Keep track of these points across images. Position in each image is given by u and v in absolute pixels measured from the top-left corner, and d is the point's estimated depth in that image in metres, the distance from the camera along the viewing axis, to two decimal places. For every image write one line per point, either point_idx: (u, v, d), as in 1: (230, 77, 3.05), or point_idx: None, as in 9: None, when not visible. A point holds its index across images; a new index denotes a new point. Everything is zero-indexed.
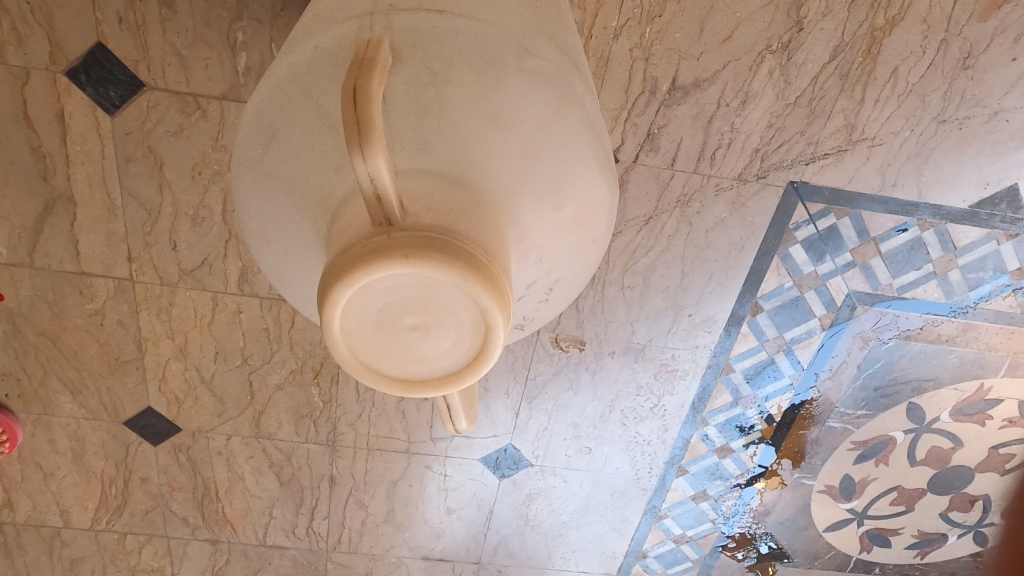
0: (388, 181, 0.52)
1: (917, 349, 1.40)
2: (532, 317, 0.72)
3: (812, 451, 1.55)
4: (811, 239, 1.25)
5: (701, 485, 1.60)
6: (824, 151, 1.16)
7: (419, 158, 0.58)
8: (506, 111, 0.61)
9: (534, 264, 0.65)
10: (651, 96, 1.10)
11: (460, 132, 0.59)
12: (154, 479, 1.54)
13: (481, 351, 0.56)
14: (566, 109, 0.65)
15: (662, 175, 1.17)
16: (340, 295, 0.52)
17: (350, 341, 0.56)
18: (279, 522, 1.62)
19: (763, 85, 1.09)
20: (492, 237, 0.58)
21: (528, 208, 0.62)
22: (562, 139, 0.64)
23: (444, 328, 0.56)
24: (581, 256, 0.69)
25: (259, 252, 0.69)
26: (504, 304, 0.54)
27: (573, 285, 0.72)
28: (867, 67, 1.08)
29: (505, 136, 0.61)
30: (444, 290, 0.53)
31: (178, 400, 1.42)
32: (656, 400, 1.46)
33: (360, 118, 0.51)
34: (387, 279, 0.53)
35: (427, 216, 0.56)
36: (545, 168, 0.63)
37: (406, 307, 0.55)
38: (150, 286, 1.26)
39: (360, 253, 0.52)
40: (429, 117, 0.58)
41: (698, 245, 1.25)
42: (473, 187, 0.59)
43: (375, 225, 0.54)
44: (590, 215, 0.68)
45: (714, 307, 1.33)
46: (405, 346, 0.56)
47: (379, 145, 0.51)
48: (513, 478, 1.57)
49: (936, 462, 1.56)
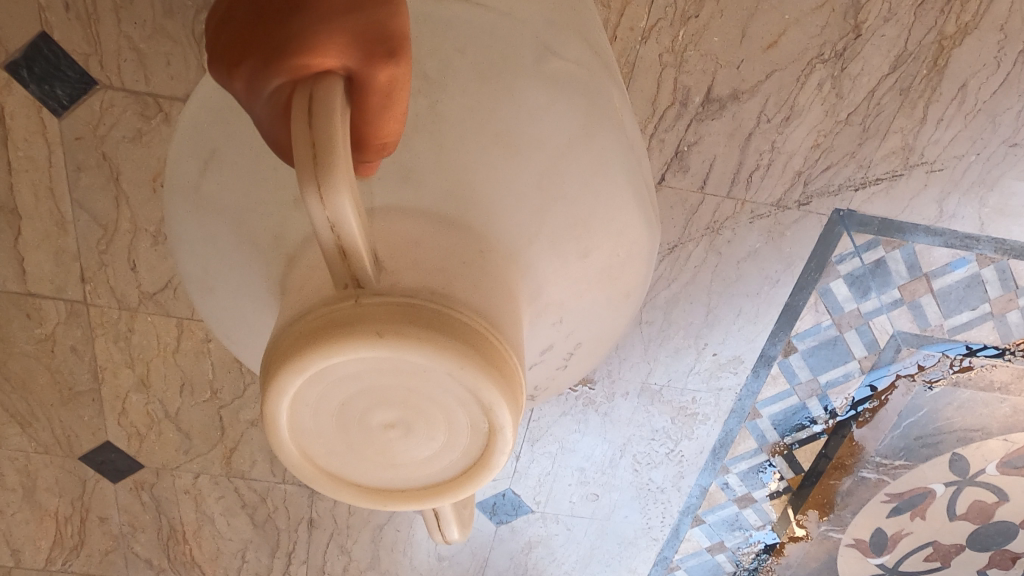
0: (357, 229, 0.39)
1: (966, 396, 1.25)
2: (545, 386, 0.63)
3: (842, 503, 1.40)
4: (856, 273, 1.11)
5: (718, 535, 1.46)
6: (876, 175, 1.02)
7: (405, 190, 0.47)
8: (522, 132, 0.51)
9: (551, 326, 0.56)
10: (681, 108, 0.95)
11: (460, 158, 0.49)
12: (114, 518, 1.39)
13: (480, 456, 0.48)
14: (597, 128, 0.55)
15: (691, 199, 1.03)
16: (287, 386, 0.43)
17: (305, 440, 0.47)
18: (253, 566, 1.48)
19: (811, 99, 0.95)
20: (499, 299, 0.47)
21: (545, 260, 0.52)
22: (591, 168, 0.54)
23: (426, 429, 0.47)
24: (605, 315, 0.61)
25: (199, 299, 0.57)
26: (514, 397, 0.45)
27: (596, 344, 0.63)
28: (931, 82, 0.94)
29: (519, 164, 0.50)
30: (434, 381, 0.44)
31: (141, 434, 1.27)
32: (673, 445, 1.32)
33: (316, 139, 0.37)
34: (351, 365, 0.43)
35: (413, 275, 0.43)
36: (570, 207, 0.53)
37: (376, 403, 0.45)
38: (107, 310, 1.12)
39: (312, 328, 0.42)
40: (417, 134, 0.48)
41: (727, 277, 1.11)
42: (475, 231, 0.48)
43: (338, 287, 0.42)
44: (621, 264, 0.59)
45: (741, 346, 1.19)
46: (376, 449, 0.48)
47: (344, 180, 0.37)
48: (511, 524, 1.42)
49: (977, 517, 1.39)
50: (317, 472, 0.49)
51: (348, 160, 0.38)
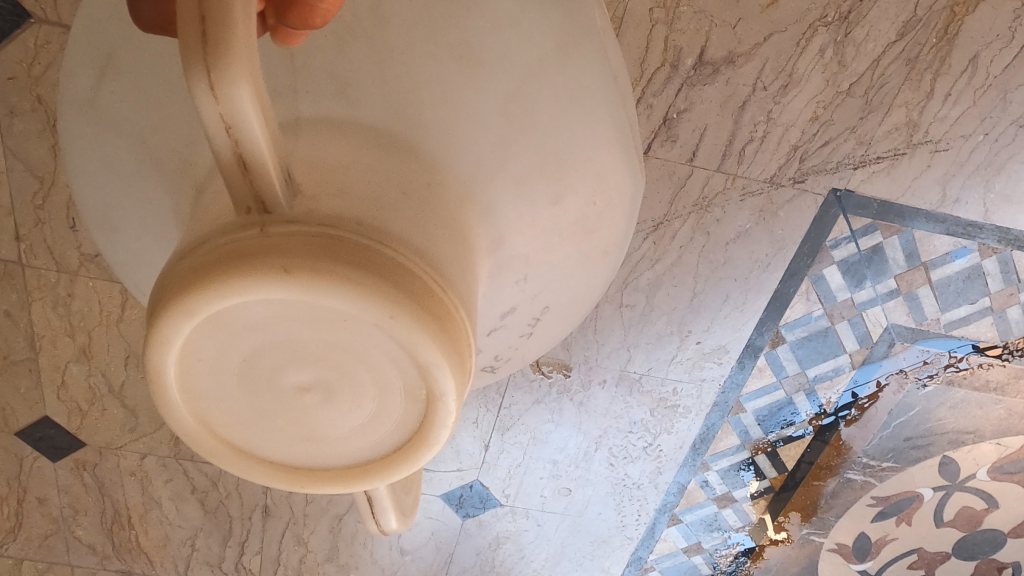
0: (260, 133, 0.32)
1: (960, 396, 1.19)
2: (506, 357, 0.56)
3: (825, 506, 1.34)
4: (851, 259, 1.04)
5: (695, 536, 1.39)
6: (877, 153, 0.95)
7: (338, 106, 0.40)
8: (482, 46, 0.44)
9: (514, 284, 0.49)
10: (672, 71, 0.88)
11: (407, 70, 0.41)
12: (54, 500, 1.29)
13: (416, 431, 0.41)
14: (570, 48, 0.48)
15: (678, 171, 0.96)
16: (174, 333, 0.35)
17: (204, 406, 0.40)
18: (203, 555, 1.39)
19: (812, 66, 0.88)
20: (446, 240, 0.39)
21: (506, 204, 0.45)
22: (563, 95, 0.47)
23: (351, 395, 0.40)
24: (579, 276, 0.53)
25: (105, 237, 0.49)
26: (458, 359, 0.37)
27: (567, 311, 0.56)
28: (941, 52, 0.87)
29: (477, 83, 0.43)
30: (358, 335, 0.36)
31: (82, 410, 1.18)
32: (651, 439, 1.24)
33: (205, 12, 0.30)
34: (256, 309, 0.35)
35: (336, 201, 0.36)
36: (538, 143, 0.45)
37: (288, 360, 0.38)
38: (45, 272, 1.03)
39: (204, 261, 0.34)
40: (356, 39, 0.41)
41: (714, 259, 1.04)
42: (422, 160, 0.41)
43: (240, 213, 0.35)
44: (599, 215, 0.51)
45: (727, 335, 1.12)
46: (290, 419, 0.41)
47: (243, 68, 0.30)
48: (478, 519, 1.35)
49: (965, 525, 1.33)
50: (221, 443, 0.42)
51: (251, 45, 0.31)
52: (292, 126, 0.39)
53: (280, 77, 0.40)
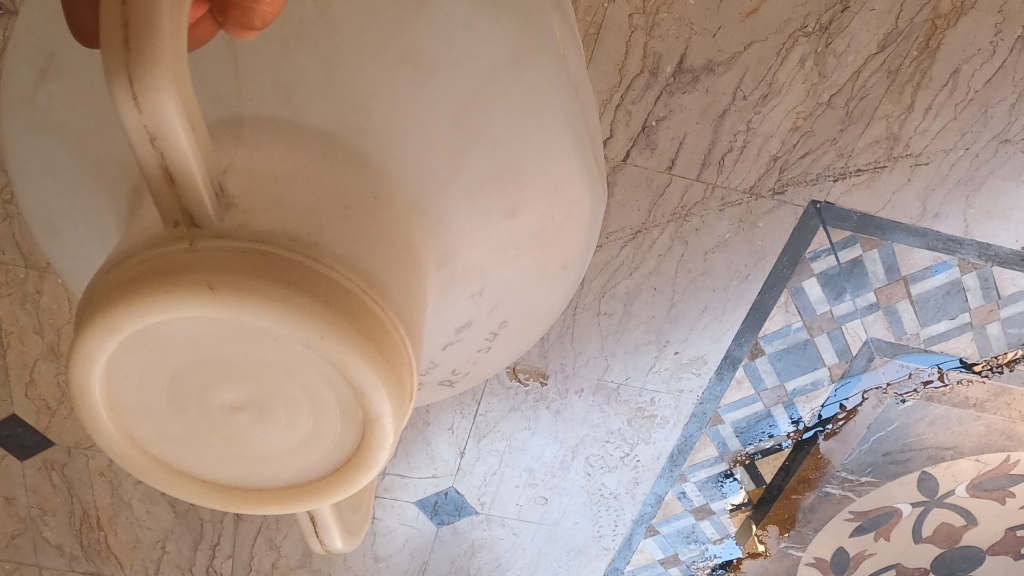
0: (187, 144, 0.30)
1: (939, 411, 1.18)
2: (465, 371, 0.55)
3: (803, 519, 1.32)
4: (830, 272, 1.04)
5: (672, 548, 1.38)
6: (857, 166, 0.94)
7: (282, 114, 0.39)
8: (434, 53, 0.42)
9: (468, 299, 0.48)
10: (651, 78, 0.87)
11: (352, 77, 0.40)
12: (21, 500, 1.27)
13: (355, 452, 0.40)
14: (527, 56, 0.46)
15: (657, 180, 0.95)
16: (96, 350, 0.34)
17: (133, 422, 0.39)
18: (174, 558, 1.37)
19: (792, 76, 0.87)
20: (390, 253, 0.39)
21: (458, 217, 0.44)
22: (518, 105, 0.45)
23: (285, 414, 0.39)
24: (537, 290, 0.52)
25: (49, 240, 0.48)
26: (396, 380, 0.36)
27: (527, 326, 0.55)
28: (922, 64, 0.86)
29: (427, 92, 0.41)
30: (289, 354, 0.35)
31: (50, 409, 1.16)
32: (628, 449, 1.23)
33: (129, 17, 0.29)
34: (182, 326, 0.34)
35: (272, 215, 0.35)
36: (492, 155, 0.44)
37: (218, 378, 0.37)
38: (13, 268, 1.01)
39: (127, 277, 0.33)
40: (301, 43, 0.39)
41: (693, 269, 1.03)
42: (367, 173, 0.40)
43: (167, 226, 0.33)
44: (557, 227, 0.50)
45: (705, 345, 1.11)
46: (223, 436, 0.40)
47: (169, 78, 0.29)
48: (453, 526, 1.33)
49: (943, 540, 1.32)
50: (152, 461, 0.41)
51: (179, 46, 0.30)
52: (233, 136, 0.37)
53: (222, 81, 0.38)
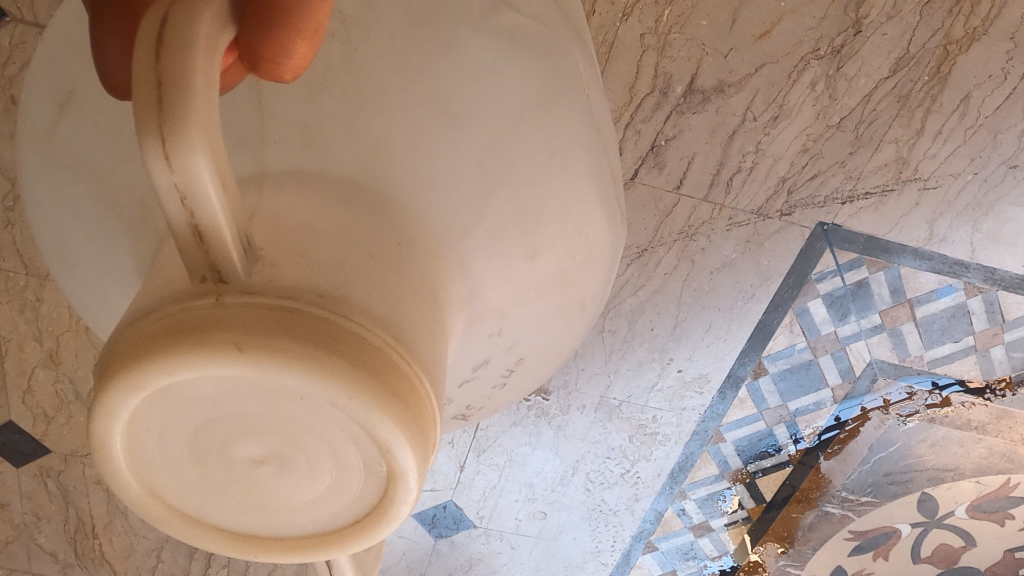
0: (218, 202, 0.30)
1: (941, 433, 1.18)
2: (479, 406, 0.54)
3: (803, 538, 1.32)
4: (836, 293, 1.03)
5: (670, 564, 1.37)
6: (865, 189, 0.94)
7: (308, 159, 0.39)
8: (460, 97, 0.43)
9: (488, 338, 0.47)
10: (661, 98, 0.87)
11: (380, 120, 0.40)
12: (15, 506, 1.26)
13: (376, 506, 0.40)
14: (549, 100, 0.47)
15: (665, 199, 0.95)
16: (119, 404, 0.34)
17: (150, 473, 0.39)
18: (168, 567, 1.36)
19: (803, 98, 0.87)
20: (413, 303, 0.38)
21: (480, 259, 0.43)
22: (542, 149, 0.46)
23: (306, 467, 0.39)
24: (553, 331, 0.51)
25: (71, 270, 0.48)
26: (421, 435, 0.36)
27: (542, 364, 0.54)
28: (932, 90, 0.86)
29: (452, 136, 0.42)
30: (315, 409, 0.35)
31: (47, 416, 1.15)
32: (629, 466, 1.22)
33: (162, 75, 0.29)
34: (206, 383, 0.34)
35: (299, 268, 0.35)
36: (515, 196, 0.44)
37: (240, 433, 0.37)
38: (13, 275, 1.00)
39: (154, 332, 0.33)
40: (326, 88, 0.40)
41: (698, 288, 1.02)
42: (391, 217, 0.39)
43: (194, 281, 0.33)
44: (577, 268, 0.50)
45: (708, 364, 1.10)
46: (242, 489, 0.40)
47: (200, 136, 0.29)
48: (451, 539, 1.32)
49: (941, 561, 1.32)
50: (168, 510, 0.41)
51: (210, 90, 0.29)
52: (256, 180, 0.38)
53: (248, 124, 0.39)
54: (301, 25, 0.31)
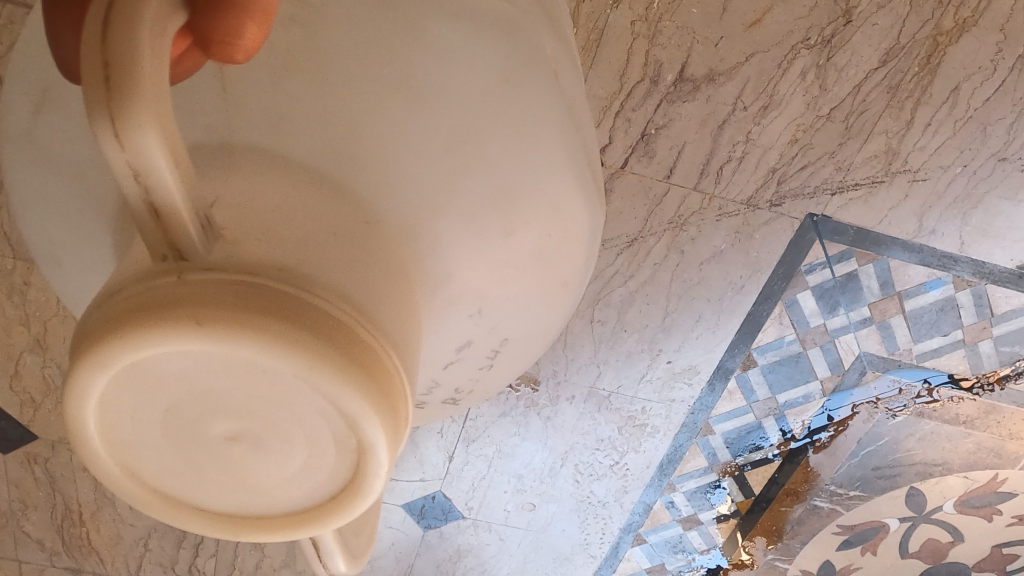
0: (171, 176, 0.31)
1: (929, 428, 1.18)
2: (467, 389, 0.56)
3: (791, 532, 1.32)
4: (825, 285, 1.03)
5: (659, 556, 1.37)
6: (855, 180, 0.94)
7: (275, 145, 0.40)
8: (426, 79, 0.43)
9: (467, 318, 0.49)
10: (651, 86, 0.87)
11: (348, 103, 0.41)
12: (3, 493, 1.25)
13: (349, 481, 0.41)
14: (516, 80, 0.47)
15: (654, 188, 0.95)
16: (88, 384, 0.35)
17: (129, 454, 0.40)
18: (156, 555, 1.36)
19: (793, 88, 0.87)
20: (379, 280, 0.39)
21: (454, 240, 0.45)
22: (510, 130, 0.46)
23: (278, 444, 0.40)
24: (537, 311, 0.54)
25: (60, 244, 0.47)
26: (387, 407, 0.37)
27: (528, 342, 0.56)
28: (922, 81, 0.86)
29: (420, 119, 0.43)
30: (282, 383, 0.36)
31: (35, 402, 1.15)
32: (617, 457, 1.22)
33: (109, 58, 0.30)
34: (173, 360, 0.35)
35: (261, 246, 0.35)
36: (485, 176, 0.45)
37: (211, 412, 0.38)
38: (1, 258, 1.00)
39: (118, 312, 0.34)
40: (292, 74, 0.40)
41: (688, 279, 1.02)
42: (359, 199, 0.41)
43: (155, 260, 0.34)
44: (554, 246, 0.51)
45: (698, 356, 1.10)
46: (218, 467, 0.41)
47: (148, 113, 0.30)
48: (440, 530, 1.32)
49: (929, 556, 1.32)
50: (151, 492, 0.42)
51: None
52: (223, 164, 0.38)
53: (216, 113, 0.40)
54: (251, 6, 0.32)
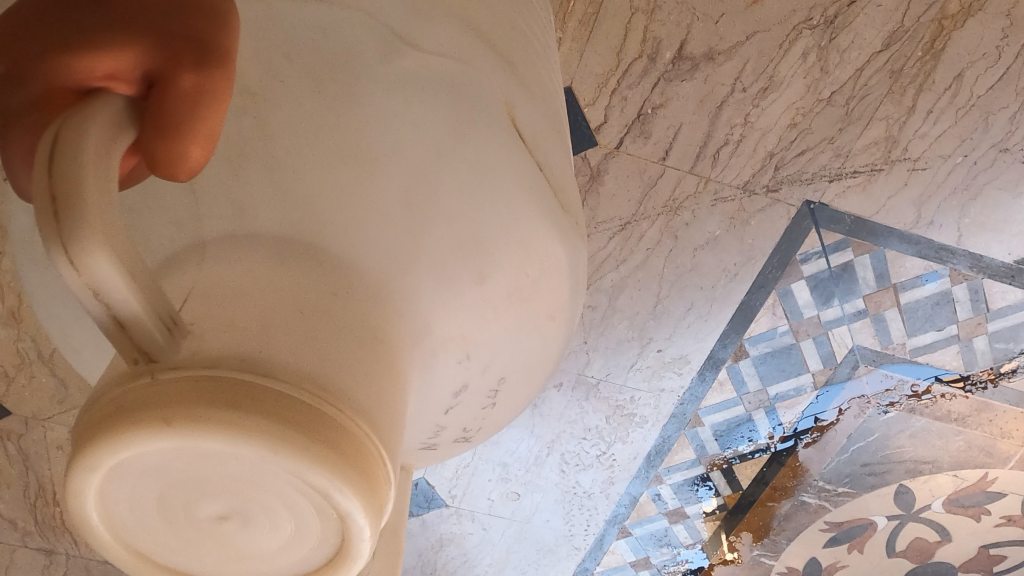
0: (131, 298, 0.29)
1: (920, 424, 1.17)
2: (477, 425, 0.52)
3: (778, 528, 1.30)
4: (820, 275, 1.02)
5: (644, 550, 1.35)
6: (854, 167, 0.92)
7: (237, 225, 0.37)
8: (371, 144, 0.39)
9: (456, 364, 0.45)
10: (649, 63, 0.85)
11: (292, 182, 0.38)
12: None
13: (341, 543, 0.36)
14: (471, 128, 0.43)
15: (649, 170, 0.92)
16: (84, 485, 0.33)
17: (134, 539, 0.38)
18: None
19: (793, 70, 0.85)
20: (344, 355, 0.36)
21: (426, 297, 0.41)
22: (468, 177, 0.42)
23: (266, 517, 0.36)
24: (533, 342, 0.49)
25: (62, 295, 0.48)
26: (356, 472, 0.33)
27: (532, 374, 0.51)
28: (925, 66, 0.85)
29: (371, 185, 0.39)
30: (250, 467, 0.32)
31: (8, 376, 1.11)
32: (605, 448, 1.20)
33: (58, 190, 0.27)
34: (151, 458, 0.32)
35: (224, 336, 0.33)
36: (451, 228, 0.41)
37: (195, 493, 0.35)
38: None
39: (96, 420, 0.32)
40: (246, 160, 0.37)
41: (681, 265, 1.00)
42: (323, 268, 0.37)
43: (128, 363, 0.31)
44: (535, 282, 0.46)
45: (688, 345, 1.08)
46: (217, 542, 0.37)
47: (102, 240, 0.27)
48: (422, 518, 1.30)
49: (916, 556, 1.31)
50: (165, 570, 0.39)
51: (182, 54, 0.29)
52: (194, 257, 0.37)
53: (181, 204, 0.37)
54: (201, 135, 0.29)
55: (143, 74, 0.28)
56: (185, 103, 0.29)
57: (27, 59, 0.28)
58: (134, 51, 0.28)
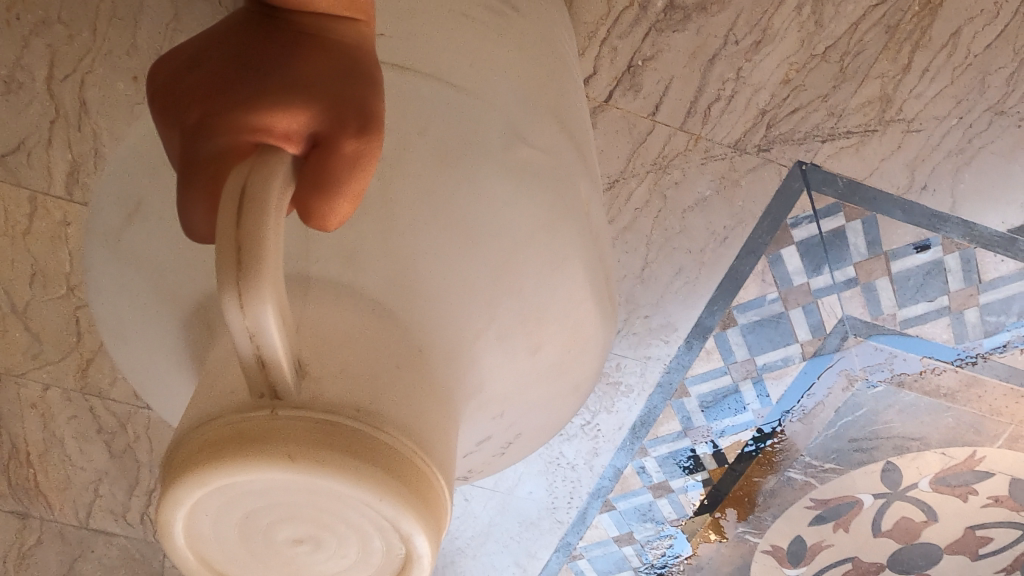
0: (278, 338, 0.37)
1: (909, 399, 1.15)
2: (478, 468, 0.63)
3: (763, 503, 1.28)
4: (811, 241, 0.99)
5: (627, 526, 1.33)
6: (847, 127, 0.91)
7: (344, 273, 0.48)
8: (478, 225, 0.52)
9: (491, 417, 0.57)
10: (640, 12, 0.86)
11: (410, 250, 0.49)
12: None
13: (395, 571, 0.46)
14: (556, 227, 0.56)
15: (638, 126, 0.92)
16: (185, 495, 0.41)
17: (201, 546, 0.46)
18: (107, 503, 1.27)
19: (787, 23, 0.86)
20: (429, 412, 0.46)
21: (487, 358, 0.53)
22: (540, 263, 0.55)
23: (334, 544, 0.46)
24: (550, 409, 0.62)
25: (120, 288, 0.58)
26: (434, 519, 0.43)
27: (540, 434, 0.64)
28: (922, 22, 0.85)
29: (467, 261, 0.51)
30: (348, 503, 0.42)
31: None
32: (589, 417, 1.19)
33: (242, 241, 0.35)
34: (259, 483, 0.41)
35: (337, 383, 0.42)
36: (518, 304, 0.54)
37: (281, 519, 0.44)
38: None
39: (220, 439, 0.40)
40: (365, 217, 0.49)
41: (670, 227, 0.99)
42: (413, 331, 0.48)
43: (252, 394, 0.40)
44: (570, 359, 0.60)
45: (676, 312, 1.07)
46: (280, 559, 0.47)
47: (268, 290, 0.36)
48: None
49: (902, 536, 1.28)
50: None
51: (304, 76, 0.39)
52: (299, 298, 0.46)
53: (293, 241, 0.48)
54: (350, 189, 0.39)
55: (309, 134, 0.38)
56: (347, 164, 0.39)
57: (218, 113, 0.38)
58: (305, 113, 0.38)
